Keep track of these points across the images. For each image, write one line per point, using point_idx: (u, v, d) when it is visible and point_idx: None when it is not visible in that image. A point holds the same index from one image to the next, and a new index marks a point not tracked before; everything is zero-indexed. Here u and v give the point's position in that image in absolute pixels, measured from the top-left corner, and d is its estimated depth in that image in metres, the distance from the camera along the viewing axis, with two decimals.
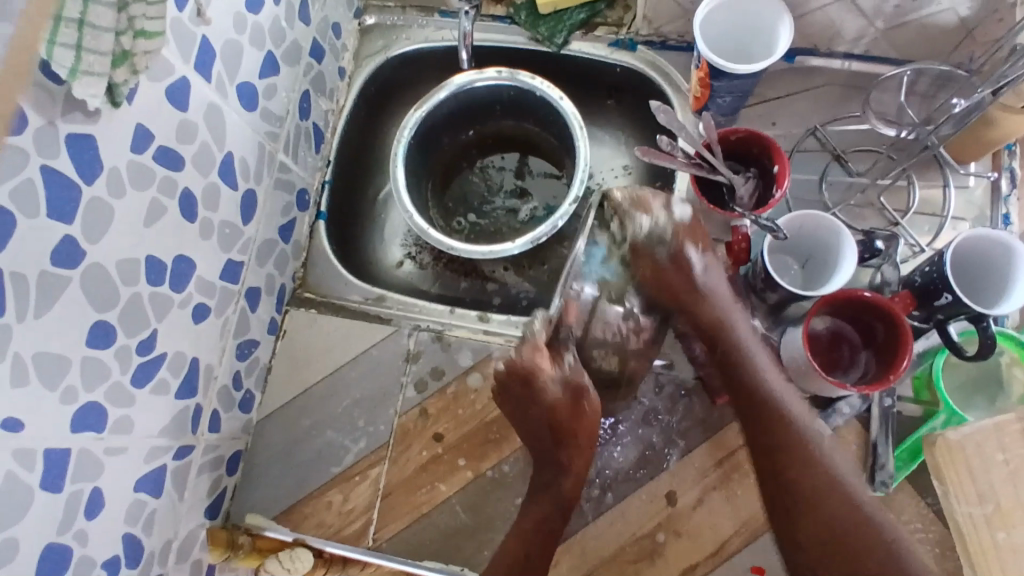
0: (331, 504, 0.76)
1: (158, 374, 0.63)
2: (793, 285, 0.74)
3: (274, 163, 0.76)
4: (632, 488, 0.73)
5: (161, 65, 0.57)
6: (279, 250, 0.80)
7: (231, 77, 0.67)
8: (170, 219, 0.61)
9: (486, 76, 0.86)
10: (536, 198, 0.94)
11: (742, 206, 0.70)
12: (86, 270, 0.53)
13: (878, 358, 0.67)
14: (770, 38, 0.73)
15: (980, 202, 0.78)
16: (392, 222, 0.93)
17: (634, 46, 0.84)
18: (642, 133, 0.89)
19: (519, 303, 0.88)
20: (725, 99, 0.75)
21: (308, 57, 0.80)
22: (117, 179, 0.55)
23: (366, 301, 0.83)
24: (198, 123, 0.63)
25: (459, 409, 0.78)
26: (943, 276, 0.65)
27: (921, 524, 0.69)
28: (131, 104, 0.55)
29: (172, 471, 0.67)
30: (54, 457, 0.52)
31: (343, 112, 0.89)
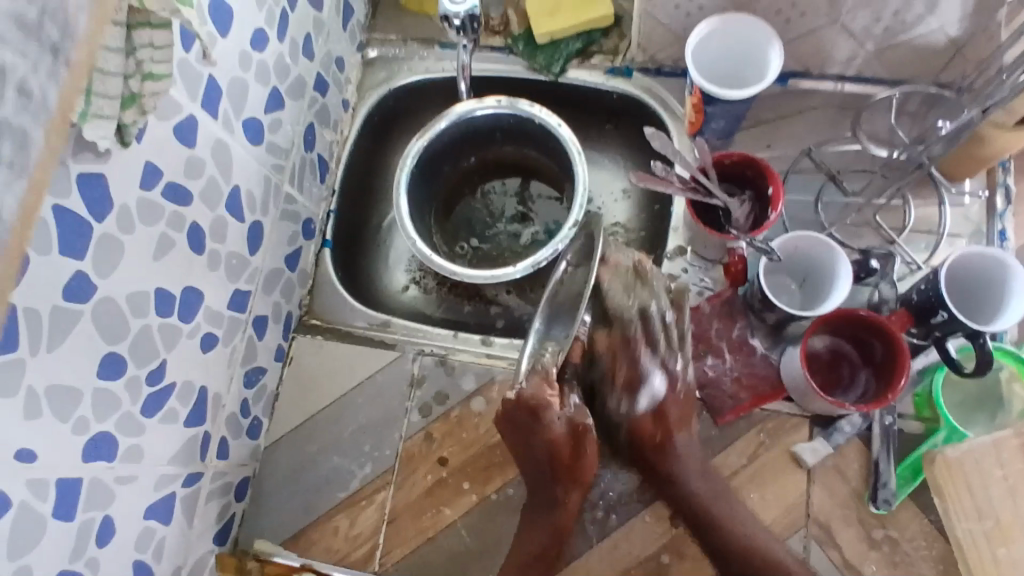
0: (337, 529, 0.77)
1: (168, 404, 0.65)
2: (791, 305, 0.74)
3: (280, 195, 0.79)
4: (636, 510, 0.73)
5: (170, 104, 0.60)
6: (285, 278, 0.81)
7: (238, 113, 0.69)
8: (178, 252, 0.63)
9: (486, 105, 0.87)
10: (537, 222, 0.96)
11: (739, 227, 0.72)
12: (97, 304, 0.55)
13: (877, 376, 0.68)
14: (762, 62, 0.74)
15: (976, 218, 0.78)
16: (396, 250, 0.94)
17: (630, 73, 0.85)
18: (639, 157, 0.90)
19: (523, 325, 0.89)
20: (720, 123, 0.77)
21: (312, 91, 0.82)
22: (127, 216, 0.57)
23: (371, 327, 0.85)
24: (205, 158, 0.65)
25: (462, 433, 0.79)
26: (938, 293, 0.66)
27: (925, 541, 0.68)
28: (139, 143, 0.57)
29: (182, 499, 0.68)
30: (66, 486, 0.54)
31: (347, 143, 0.91)
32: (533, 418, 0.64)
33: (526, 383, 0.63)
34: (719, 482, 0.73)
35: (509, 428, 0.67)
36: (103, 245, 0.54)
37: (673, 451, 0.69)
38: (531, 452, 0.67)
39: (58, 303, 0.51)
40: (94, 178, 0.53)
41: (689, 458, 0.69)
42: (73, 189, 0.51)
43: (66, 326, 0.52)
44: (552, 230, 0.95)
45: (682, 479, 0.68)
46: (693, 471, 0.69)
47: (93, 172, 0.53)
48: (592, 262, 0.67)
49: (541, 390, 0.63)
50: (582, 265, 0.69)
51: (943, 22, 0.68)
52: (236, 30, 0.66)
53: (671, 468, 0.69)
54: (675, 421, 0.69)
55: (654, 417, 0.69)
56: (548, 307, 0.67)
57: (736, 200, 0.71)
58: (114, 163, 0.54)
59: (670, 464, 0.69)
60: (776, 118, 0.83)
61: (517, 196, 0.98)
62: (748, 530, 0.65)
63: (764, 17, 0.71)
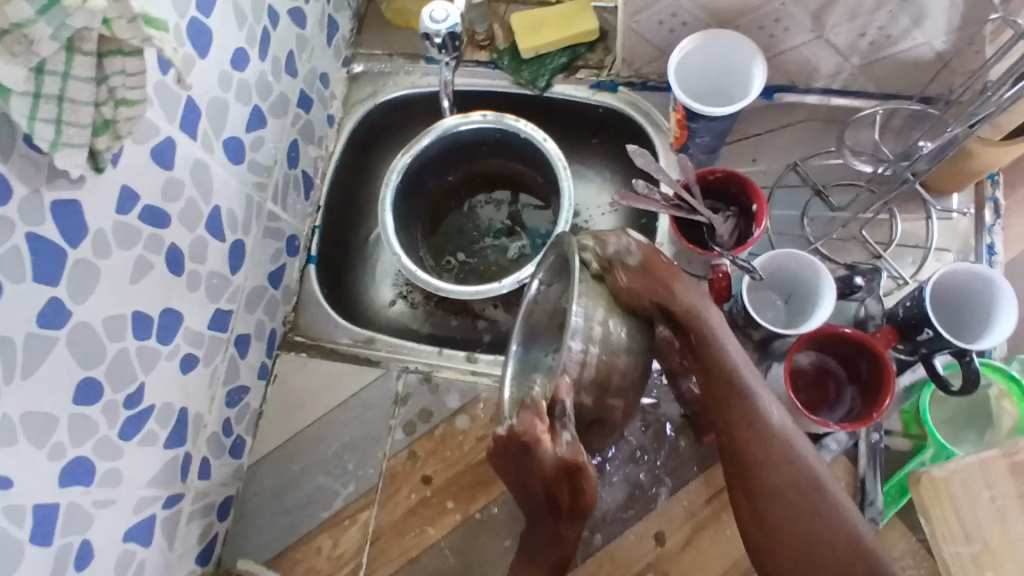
0: (320, 549, 0.76)
1: (146, 426, 0.64)
2: (776, 322, 0.74)
3: (263, 212, 0.78)
4: (620, 529, 0.72)
5: (147, 127, 0.59)
6: (269, 296, 0.81)
7: (218, 133, 0.69)
8: (156, 274, 0.62)
9: (471, 120, 0.87)
10: (524, 235, 0.95)
11: (722, 244, 0.71)
12: (73, 331, 0.54)
13: (863, 394, 0.67)
14: (746, 78, 0.74)
15: (964, 232, 0.78)
16: (383, 264, 0.94)
17: (614, 88, 0.85)
18: (625, 171, 0.90)
19: (510, 340, 0.89)
20: (704, 139, 0.76)
21: (295, 108, 0.82)
22: (102, 240, 0.56)
23: (355, 343, 0.84)
24: (184, 179, 0.65)
25: (447, 451, 0.78)
26: (924, 311, 0.65)
27: (912, 560, 0.68)
28: (116, 167, 0.57)
29: (162, 521, 0.68)
30: (43, 514, 0.53)
31: (332, 158, 0.91)
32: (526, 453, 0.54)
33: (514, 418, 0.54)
34: (705, 500, 0.72)
35: (503, 461, 0.57)
36: (79, 271, 0.54)
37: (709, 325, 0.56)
38: (529, 479, 0.57)
39: (32, 330, 0.51)
40: (68, 204, 0.53)
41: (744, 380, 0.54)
42: (46, 216, 0.51)
43: (41, 354, 0.52)
44: (538, 244, 0.95)
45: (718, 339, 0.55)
46: (733, 351, 0.55)
47: (67, 199, 0.52)
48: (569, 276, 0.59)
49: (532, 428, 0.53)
50: (555, 282, 0.63)
51: (929, 36, 0.68)
52: (215, 50, 0.66)
53: (709, 336, 0.56)
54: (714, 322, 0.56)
55: (691, 309, 0.57)
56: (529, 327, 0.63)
57: (721, 217, 0.71)
58: (88, 189, 0.54)
59: (704, 330, 0.56)
60: (763, 132, 0.82)
61: (504, 210, 0.97)
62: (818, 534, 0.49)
63: (747, 33, 0.71)
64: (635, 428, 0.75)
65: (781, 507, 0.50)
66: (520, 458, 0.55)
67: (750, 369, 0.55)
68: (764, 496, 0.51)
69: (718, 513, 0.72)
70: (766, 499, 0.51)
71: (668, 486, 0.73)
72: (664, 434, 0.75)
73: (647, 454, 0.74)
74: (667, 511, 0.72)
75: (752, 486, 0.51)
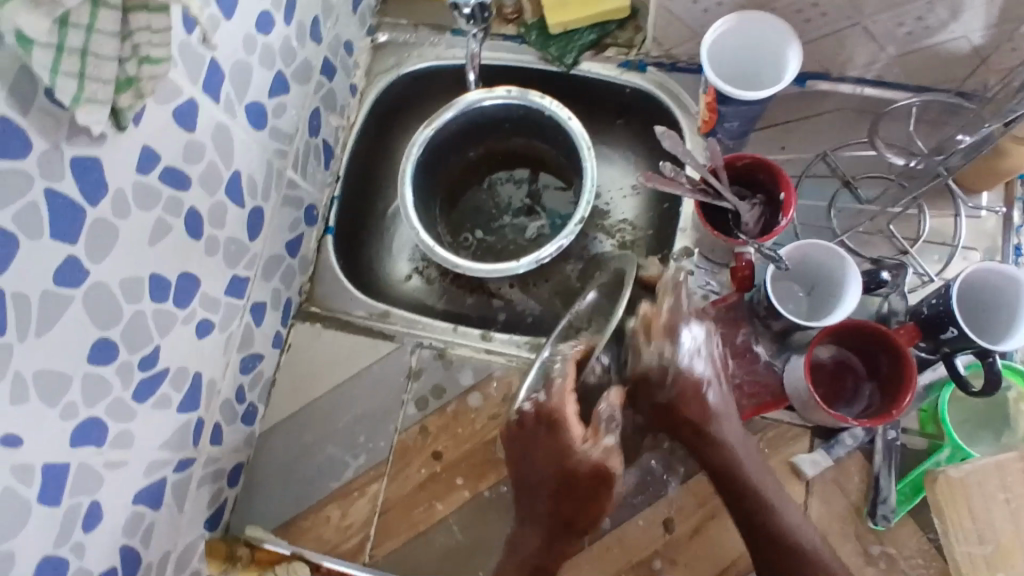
0: (329, 519, 0.77)
1: (160, 389, 0.64)
2: (798, 314, 0.73)
3: (283, 180, 0.78)
4: (629, 513, 0.72)
5: (170, 88, 0.59)
6: (285, 265, 0.81)
7: (240, 97, 0.68)
8: (175, 237, 0.62)
9: (495, 95, 0.85)
10: (543, 216, 0.94)
11: (747, 232, 0.70)
12: (89, 290, 0.54)
13: (883, 391, 0.66)
14: (781, 63, 0.72)
15: (992, 232, 0.76)
16: (400, 239, 0.93)
17: (644, 67, 0.83)
18: (650, 154, 0.88)
19: (524, 320, 0.88)
20: (734, 124, 0.74)
21: (318, 75, 0.81)
22: (122, 200, 0.56)
23: (370, 317, 0.84)
24: (205, 143, 0.64)
25: (458, 428, 0.78)
26: (949, 309, 0.64)
27: (922, 560, 0.67)
28: (137, 127, 0.56)
29: (173, 484, 0.68)
30: (54, 472, 0.53)
31: (353, 128, 0.90)
32: (551, 435, 0.61)
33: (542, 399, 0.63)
34: (716, 489, 0.72)
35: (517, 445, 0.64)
36: (96, 230, 0.54)
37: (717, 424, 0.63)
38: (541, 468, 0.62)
39: (48, 287, 0.50)
40: (88, 162, 0.52)
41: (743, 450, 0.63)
42: (66, 172, 0.50)
43: (56, 311, 0.51)
44: (558, 225, 0.93)
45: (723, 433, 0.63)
46: (739, 445, 0.63)
47: (87, 156, 0.52)
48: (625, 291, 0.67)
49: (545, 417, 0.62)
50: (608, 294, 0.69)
51: (967, 30, 0.66)
52: (240, 12, 0.65)
53: (718, 430, 0.63)
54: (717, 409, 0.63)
55: (698, 396, 0.62)
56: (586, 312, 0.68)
57: (747, 204, 0.70)
58: (109, 147, 0.53)
59: (710, 425, 0.63)
60: (793, 119, 0.80)
61: (525, 188, 0.96)
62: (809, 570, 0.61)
63: (783, 16, 0.69)
64: None
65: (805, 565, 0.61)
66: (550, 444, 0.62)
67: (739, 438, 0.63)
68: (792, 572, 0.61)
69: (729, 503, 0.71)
70: (793, 560, 0.61)
71: (680, 473, 0.73)
72: None
73: (660, 441, 0.74)
74: (678, 498, 0.72)
75: (783, 550, 0.61)
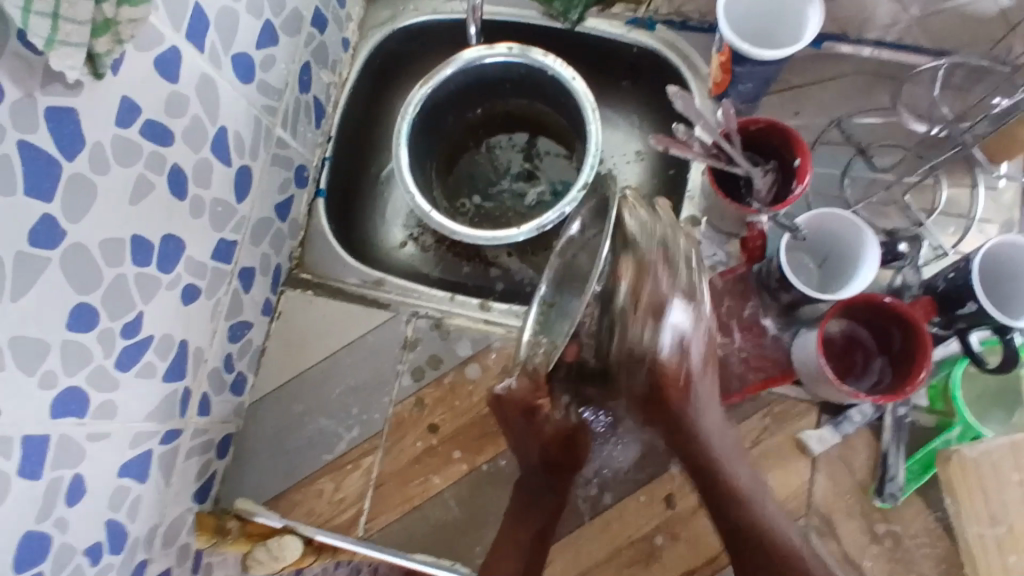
0: (322, 492, 0.74)
1: (144, 357, 0.61)
2: (809, 286, 0.71)
3: (271, 138, 0.73)
4: (631, 489, 0.70)
5: (150, 34, 0.54)
6: (275, 229, 0.77)
7: (226, 48, 0.63)
8: (158, 196, 0.58)
9: (496, 52, 0.81)
10: (543, 181, 0.91)
11: (759, 200, 0.67)
12: (67, 251, 0.50)
13: (894, 366, 0.64)
14: (799, 21, 0.68)
15: (1009, 205, 0.74)
16: (395, 203, 0.90)
17: (653, 25, 0.79)
18: (657, 118, 0.85)
19: (523, 290, 0.86)
20: (748, 86, 0.71)
21: (309, 27, 0.76)
22: (100, 155, 0.52)
23: (363, 285, 0.80)
24: (189, 96, 0.60)
25: (455, 401, 0.75)
26: (969, 284, 0.61)
27: (927, 538, 0.65)
28: (116, 75, 0.52)
29: (159, 456, 0.65)
30: (33, 444, 0.50)
31: (345, 86, 0.85)
32: (527, 422, 0.60)
33: (516, 383, 0.59)
34: None
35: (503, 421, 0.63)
36: (73, 187, 0.50)
37: (687, 410, 0.54)
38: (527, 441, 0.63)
39: (23, 249, 0.47)
40: (64, 112, 0.48)
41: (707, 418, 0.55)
42: (40, 124, 0.46)
43: (32, 274, 0.48)
44: (558, 191, 0.90)
45: (697, 414, 0.55)
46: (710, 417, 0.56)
47: (62, 106, 0.48)
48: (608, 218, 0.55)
49: (530, 394, 0.59)
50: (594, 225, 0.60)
51: None
52: None
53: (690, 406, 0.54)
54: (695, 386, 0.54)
55: (683, 379, 0.53)
56: (560, 268, 0.61)
57: (760, 170, 0.66)
58: (86, 97, 0.49)
59: (685, 410, 0.54)
60: (807, 83, 0.76)
61: (525, 152, 0.92)
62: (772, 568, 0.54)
63: None
64: None
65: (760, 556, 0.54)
66: (526, 426, 0.61)
67: (718, 431, 0.56)
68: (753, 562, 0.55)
69: None
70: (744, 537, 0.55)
71: None
72: None
73: None
74: (681, 474, 0.70)
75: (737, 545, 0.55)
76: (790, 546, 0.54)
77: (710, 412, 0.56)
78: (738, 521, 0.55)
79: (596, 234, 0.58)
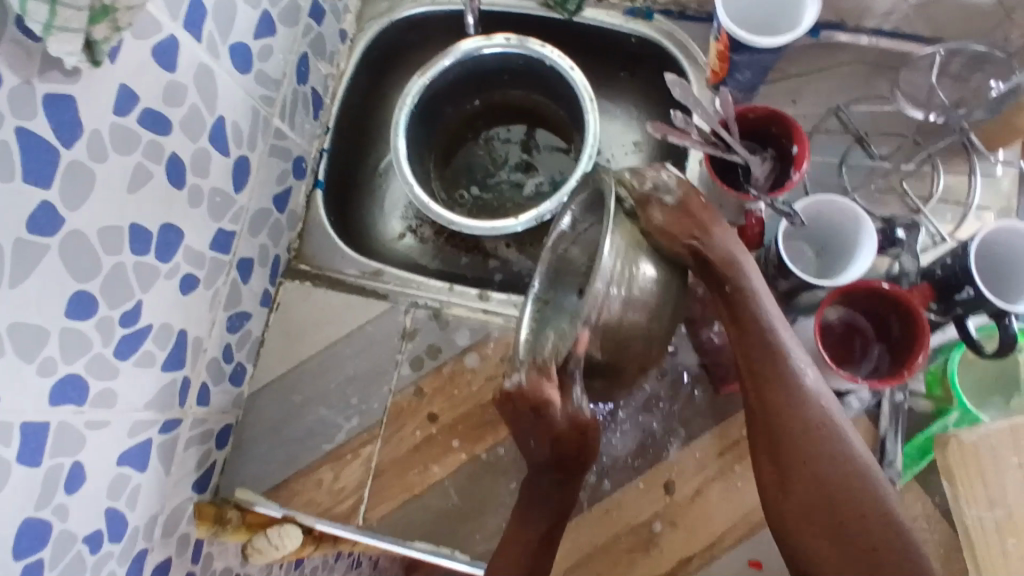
0: (321, 481, 0.74)
1: (143, 346, 0.61)
2: (807, 274, 0.71)
3: (269, 129, 0.74)
4: (630, 476, 0.70)
5: (147, 21, 0.54)
6: (273, 220, 0.77)
7: (223, 37, 0.63)
8: (157, 185, 0.58)
9: (494, 43, 0.81)
10: (542, 172, 0.91)
11: (757, 188, 0.66)
12: (65, 239, 0.50)
13: (893, 352, 0.64)
14: (798, 9, 0.68)
15: (1007, 192, 0.74)
16: (393, 195, 0.90)
17: (650, 15, 0.79)
18: (655, 108, 0.85)
19: (521, 280, 0.86)
20: (745, 74, 0.71)
21: (307, 18, 0.76)
22: (98, 142, 0.52)
23: (362, 275, 0.81)
24: (187, 84, 0.60)
25: (454, 390, 0.76)
26: (967, 269, 0.61)
27: (925, 523, 0.66)
28: (113, 63, 0.52)
29: (158, 446, 0.65)
30: (32, 431, 0.51)
31: (343, 78, 0.85)
32: (536, 416, 0.56)
33: (523, 376, 0.55)
34: (718, 452, 0.70)
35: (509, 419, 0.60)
36: (72, 174, 0.50)
37: (729, 249, 0.55)
38: (532, 434, 0.59)
39: (22, 235, 0.47)
40: (62, 99, 0.48)
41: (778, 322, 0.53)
42: (37, 110, 0.46)
43: (31, 261, 0.48)
44: (556, 182, 0.90)
45: (758, 302, 0.54)
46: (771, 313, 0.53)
47: (60, 93, 0.48)
48: (607, 217, 0.53)
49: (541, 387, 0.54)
50: (590, 219, 0.58)
51: None
52: None
53: (744, 288, 0.54)
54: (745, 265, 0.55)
55: (729, 258, 0.55)
56: (553, 263, 0.58)
57: (757, 158, 0.66)
58: (84, 84, 0.49)
59: (741, 281, 0.55)
60: (804, 73, 0.77)
61: (522, 144, 0.93)
62: (828, 466, 0.49)
63: None
64: (651, 376, 0.72)
65: (827, 463, 0.49)
66: (535, 420, 0.57)
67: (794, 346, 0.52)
68: (801, 476, 0.49)
69: (731, 466, 0.70)
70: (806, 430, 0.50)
71: (681, 436, 0.71)
72: (681, 383, 0.72)
73: (663, 403, 0.72)
74: (679, 462, 0.70)
75: (779, 445, 0.50)
76: (854, 460, 0.49)
77: (782, 324, 0.53)
78: (758, 402, 0.51)
79: (591, 227, 0.58)
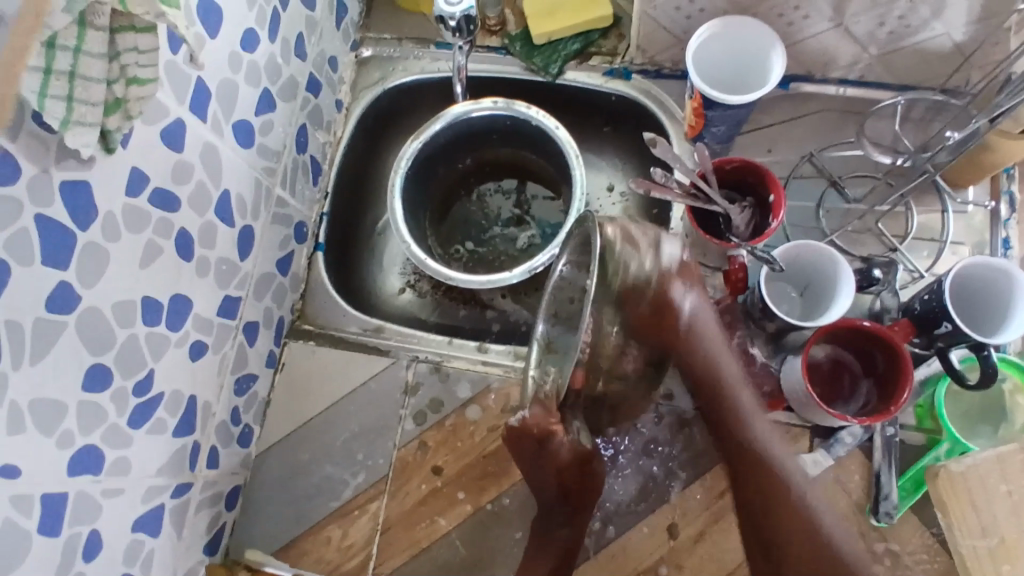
0: (329, 539, 0.76)
1: (155, 414, 0.63)
2: (792, 314, 0.73)
3: (272, 198, 0.77)
4: (633, 521, 0.72)
5: (157, 108, 0.58)
6: (277, 283, 0.80)
7: (227, 116, 0.67)
8: (167, 258, 0.61)
9: (482, 106, 0.85)
10: (534, 225, 0.94)
11: (738, 235, 0.70)
12: (83, 314, 0.53)
13: (880, 388, 0.66)
14: (765, 66, 0.72)
15: (979, 226, 0.77)
16: (391, 253, 0.93)
17: (628, 75, 0.83)
18: (639, 161, 0.89)
19: (519, 330, 0.88)
20: (720, 128, 0.75)
21: (304, 92, 0.81)
22: (112, 224, 0.55)
23: (364, 332, 0.83)
24: (194, 162, 0.64)
25: (458, 441, 0.77)
26: (942, 304, 0.64)
27: (926, 554, 0.67)
28: (126, 148, 0.55)
29: (171, 510, 0.67)
30: (52, 501, 0.52)
31: (340, 144, 0.90)
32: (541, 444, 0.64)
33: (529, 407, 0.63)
34: (717, 493, 0.72)
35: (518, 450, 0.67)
36: (88, 255, 0.53)
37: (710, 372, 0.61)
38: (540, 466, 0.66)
39: (41, 314, 0.49)
40: (78, 185, 0.51)
41: (730, 369, 0.61)
42: (55, 198, 0.49)
43: (48, 338, 0.50)
44: (548, 233, 0.93)
45: (721, 377, 0.60)
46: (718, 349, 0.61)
47: (77, 180, 0.51)
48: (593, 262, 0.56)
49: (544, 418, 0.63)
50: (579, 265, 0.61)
51: (948, 27, 0.66)
52: (225, 30, 0.65)
53: (704, 362, 0.61)
54: (710, 350, 0.61)
55: (690, 333, 0.61)
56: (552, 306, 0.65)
57: (737, 207, 0.70)
58: (99, 168, 0.53)
59: (698, 351, 0.61)
60: (778, 123, 0.81)
61: (513, 199, 0.96)
62: (791, 497, 0.56)
63: (766, 20, 0.70)
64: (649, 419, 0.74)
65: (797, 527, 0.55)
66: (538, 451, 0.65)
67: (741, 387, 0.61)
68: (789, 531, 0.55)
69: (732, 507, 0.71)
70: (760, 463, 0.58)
71: (682, 479, 0.73)
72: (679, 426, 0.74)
73: (661, 446, 0.74)
74: (681, 505, 0.72)
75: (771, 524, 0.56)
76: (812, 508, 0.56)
77: (738, 381, 0.61)
78: (748, 476, 0.58)
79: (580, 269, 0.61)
